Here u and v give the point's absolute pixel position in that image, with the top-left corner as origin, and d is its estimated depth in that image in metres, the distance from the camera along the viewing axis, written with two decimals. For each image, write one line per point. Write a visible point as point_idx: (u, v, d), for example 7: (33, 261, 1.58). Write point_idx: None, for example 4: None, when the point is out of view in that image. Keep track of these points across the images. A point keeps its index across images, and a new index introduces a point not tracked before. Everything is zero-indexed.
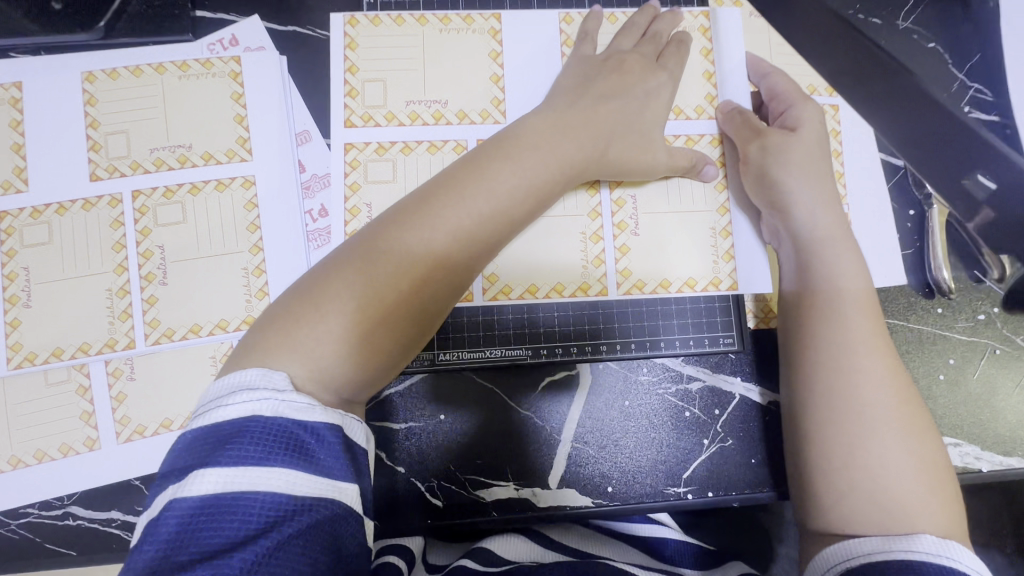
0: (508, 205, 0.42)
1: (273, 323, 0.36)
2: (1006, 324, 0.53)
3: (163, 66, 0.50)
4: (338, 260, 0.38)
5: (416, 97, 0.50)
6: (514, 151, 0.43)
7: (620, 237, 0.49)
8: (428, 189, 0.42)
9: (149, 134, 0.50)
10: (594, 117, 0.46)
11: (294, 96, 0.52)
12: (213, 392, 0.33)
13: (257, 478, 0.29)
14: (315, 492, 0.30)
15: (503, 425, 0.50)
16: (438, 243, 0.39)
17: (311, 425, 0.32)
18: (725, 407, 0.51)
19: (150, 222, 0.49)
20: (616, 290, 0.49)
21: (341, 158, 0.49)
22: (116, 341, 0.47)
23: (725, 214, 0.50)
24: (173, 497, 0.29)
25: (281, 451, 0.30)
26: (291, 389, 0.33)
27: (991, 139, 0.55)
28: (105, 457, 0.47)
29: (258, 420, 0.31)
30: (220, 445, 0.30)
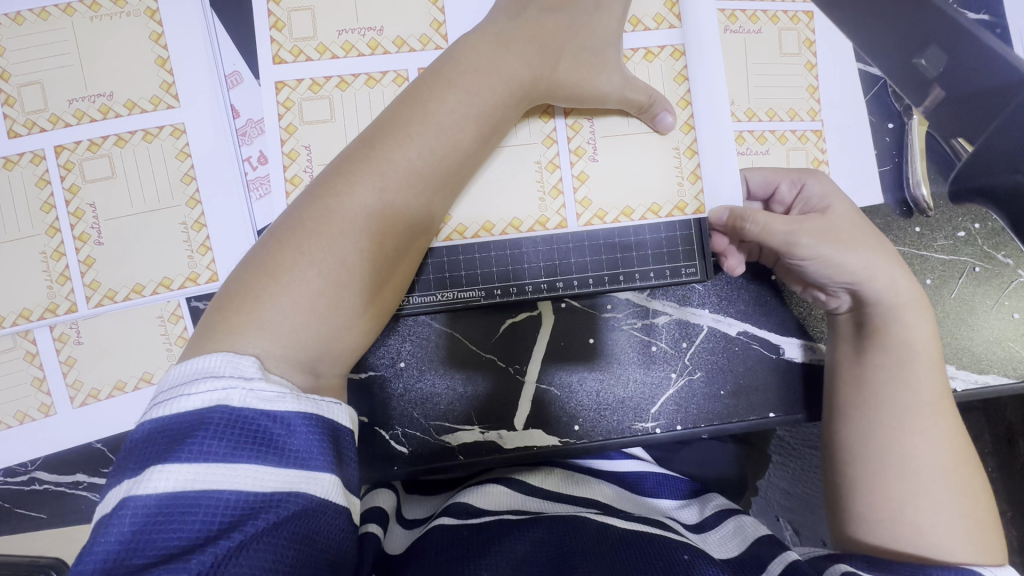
0: (454, 139, 0.39)
1: (228, 305, 0.33)
2: (986, 241, 0.51)
3: (71, 7, 0.46)
4: (291, 226, 0.35)
5: (349, 25, 0.44)
6: (453, 83, 0.39)
7: (577, 164, 0.46)
8: (372, 134, 0.38)
9: (66, 84, 0.46)
10: (539, 35, 0.41)
11: (219, 30, 0.48)
12: (171, 380, 0.29)
13: (223, 474, 0.26)
14: (291, 487, 0.28)
15: (476, 376, 0.49)
16: (392, 192, 0.37)
17: (283, 416, 0.29)
18: (692, 340, 0.49)
19: (77, 179, 0.46)
20: (577, 222, 0.46)
21: (273, 99, 0.44)
22: (58, 305, 0.45)
23: (689, 132, 0.47)
24: (124, 497, 0.26)
25: (252, 445, 0.27)
26: (260, 378, 0.29)
27: (982, 39, 0.51)
28: (61, 422, 0.46)
29: (222, 411, 0.28)
30: (180, 440, 0.27)
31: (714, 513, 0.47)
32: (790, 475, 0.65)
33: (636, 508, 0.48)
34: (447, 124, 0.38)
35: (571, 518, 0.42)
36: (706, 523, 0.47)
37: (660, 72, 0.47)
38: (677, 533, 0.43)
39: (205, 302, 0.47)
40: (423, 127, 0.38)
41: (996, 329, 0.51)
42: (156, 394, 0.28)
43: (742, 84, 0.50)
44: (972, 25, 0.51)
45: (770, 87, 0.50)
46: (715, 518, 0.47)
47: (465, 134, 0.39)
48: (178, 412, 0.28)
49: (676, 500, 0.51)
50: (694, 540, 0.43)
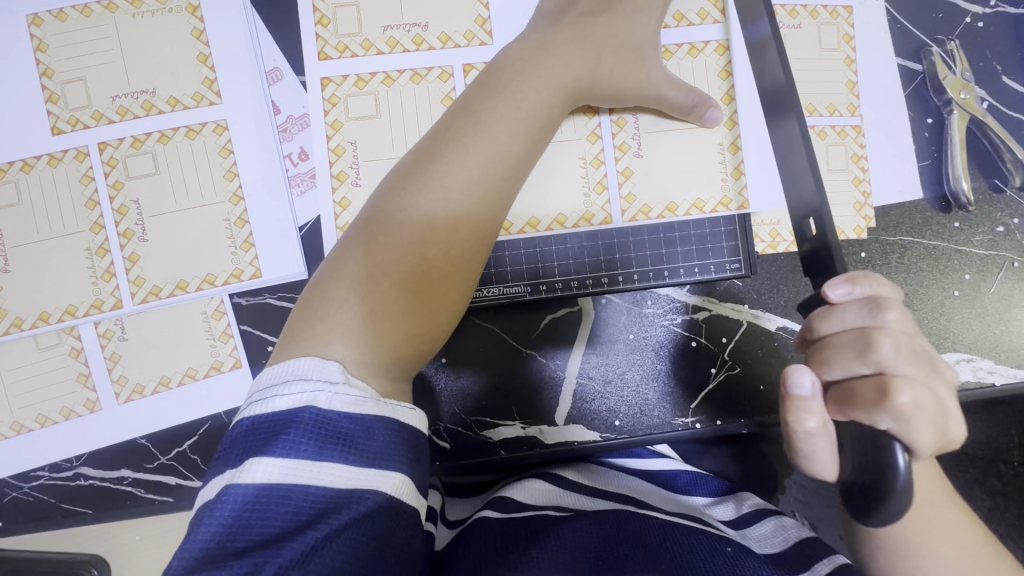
0: (509, 140, 0.39)
1: (311, 309, 0.36)
2: None
3: (114, 4, 0.46)
4: (360, 237, 0.37)
5: (394, 21, 0.44)
6: (507, 86, 0.40)
7: (622, 160, 0.46)
8: (428, 146, 0.39)
9: (109, 80, 0.46)
10: (582, 34, 0.42)
11: (261, 27, 0.48)
12: (265, 381, 0.33)
13: (312, 469, 0.29)
14: (370, 485, 0.30)
15: (518, 372, 0.49)
16: (451, 200, 0.37)
17: (363, 420, 0.31)
18: (732, 336, 0.49)
19: (121, 176, 0.46)
20: (621, 217, 0.47)
21: (319, 95, 0.44)
22: (103, 301, 0.46)
23: (733, 128, 0.47)
24: (227, 484, 0.29)
25: (337, 443, 0.30)
26: (343, 382, 0.32)
27: (1016, 35, 0.52)
28: (107, 417, 0.46)
29: (311, 412, 0.31)
30: (275, 437, 0.30)
31: (751, 513, 0.48)
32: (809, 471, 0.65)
33: (673, 503, 0.49)
34: (501, 130, 0.39)
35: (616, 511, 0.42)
36: (742, 521, 0.47)
37: (702, 66, 0.47)
38: (718, 529, 0.44)
39: (247, 299, 0.47)
40: (478, 134, 0.38)
41: None
42: (253, 393, 0.31)
43: None
44: (1007, 19, 0.52)
45: (810, 82, 0.50)
46: (751, 517, 0.48)
47: (517, 134, 0.39)
48: (273, 411, 0.31)
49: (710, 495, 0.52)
50: (734, 535, 0.44)
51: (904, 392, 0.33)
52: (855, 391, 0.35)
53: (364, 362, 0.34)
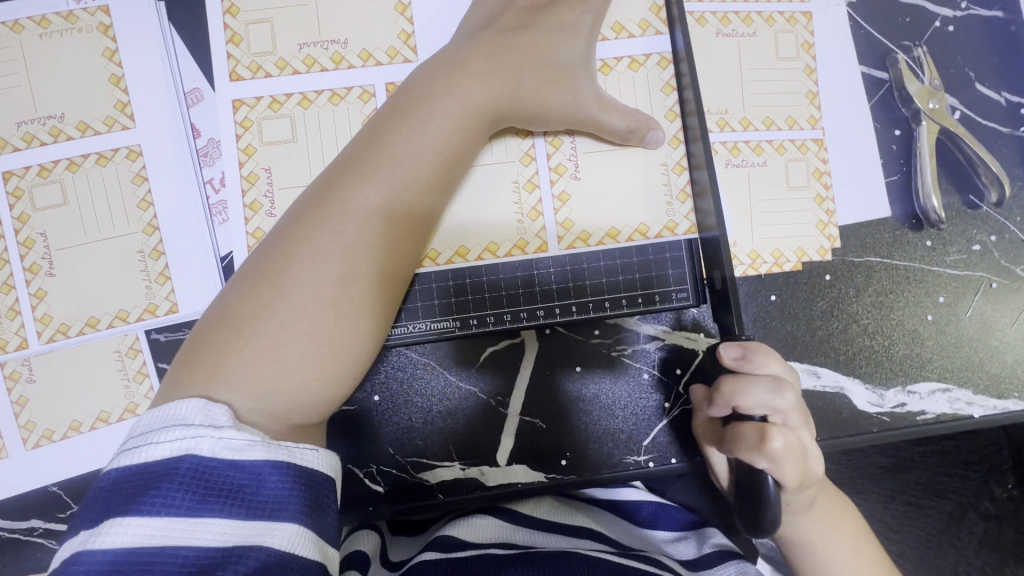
0: (422, 168, 0.36)
1: (195, 357, 0.32)
2: (1003, 254, 0.47)
3: (19, 25, 0.44)
4: (256, 276, 0.34)
5: (311, 38, 0.41)
6: (420, 107, 0.37)
7: (558, 183, 0.43)
8: (333, 174, 0.36)
9: (15, 105, 0.43)
10: (505, 50, 0.39)
11: (177, 46, 0.45)
12: (142, 428, 0.29)
13: (187, 526, 0.27)
14: (256, 539, 0.28)
15: (455, 410, 0.45)
16: (355, 234, 0.34)
17: (251, 467, 0.29)
18: (687, 367, 0.46)
19: (27, 207, 0.43)
20: (558, 245, 0.43)
21: (230, 119, 0.41)
22: (7, 341, 0.43)
23: (678, 146, 0.43)
24: (84, 548, 0.26)
25: (219, 495, 0.28)
26: (230, 426, 0.29)
27: (990, 39, 0.48)
28: (15, 465, 0.43)
29: (190, 461, 0.28)
30: (146, 491, 0.27)
31: (713, 552, 0.45)
32: None
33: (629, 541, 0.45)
34: (414, 157, 0.36)
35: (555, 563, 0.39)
36: (703, 563, 0.44)
37: (645, 79, 0.43)
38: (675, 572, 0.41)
39: (165, 334, 0.44)
40: (388, 161, 0.35)
41: (1015, 349, 0.48)
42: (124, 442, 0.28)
43: (736, 91, 0.46)
44: (979, 22, 0.48)
45: (766, 94, 0.47)
46: (713, 557, 0.45)
47: (429, 159, 0.36)
48: (146, 461, 0.28)
49: (670, 534, 0.49)
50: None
51: (778, 439, 0.35)
52: (739, 432, 0.36)
53: (253, 414, 0.31)
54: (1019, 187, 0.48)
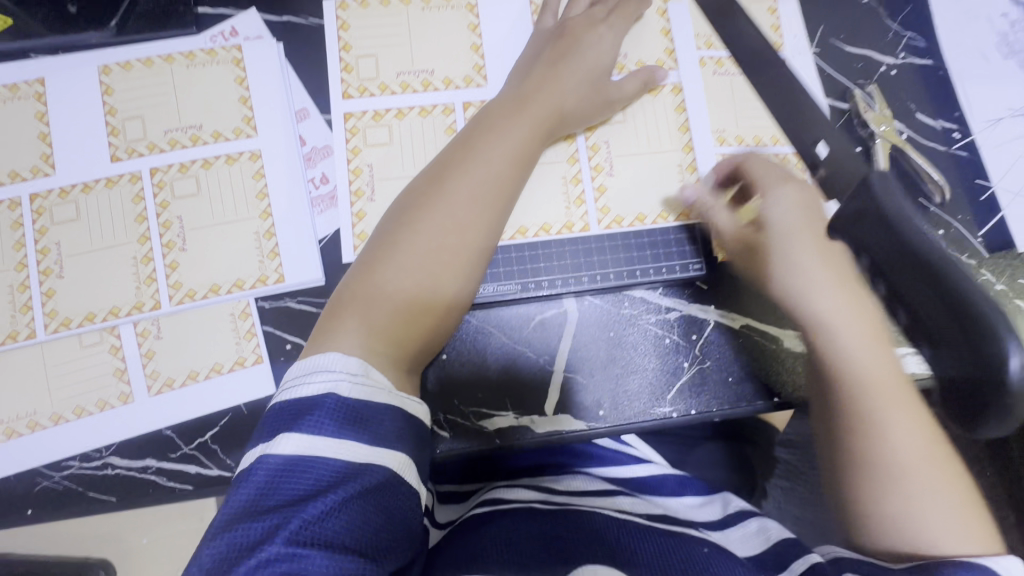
0: (501, 167, 0.47)
1: (338, 307, 0.42)
2: (952, 245, 0.58)
3: (172, 57, 0.56)
4: (381, 250, 0.44)
5: (406, 69, 0.55)
6: (500, 124, 0.49)
7: (597, 179, 0.56)
8: (436, 173, 0.48)
9: (163, 117, 0.55)
10: (553, 82, 0.53)
11: (292, 75, 0.57)
12: (295, 373, 0.37)
13: (333, 445, 0.33)
14: (379, 462, 0.34)
15: (512, 366, 0.55)
16: (461, 213, 0.45)
17: (377, 407, 0.36)
18: (701, 332, 0.55)
19: (168, 196, 0.53)
20: (598, 225, 0.55)
21: (342, 127, 0.55)
22: (143, 303, 0.52)
23: (690, 152, 0.57)
24: (262, 454, 0.33)
25: (356, 424, 0.34)
26: (361, 373, 0.37)
27: (927, 79, 0.62)
28: (139, 409, 0.51)
29: (334, 398, 0.35)
30: (302, 417, 0.34)
31: (736, 513, 0.53)
32: (798, 500, 0.74)
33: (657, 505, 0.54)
34: (496, 160, 0.47)
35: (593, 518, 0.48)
36: (729, 522, 0.51)
37: (660, 103, 0.57)
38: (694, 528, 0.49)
39: (270, 302, 0.53)
40: (477, 162, 0.47)
41: None
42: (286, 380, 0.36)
43: (732, 117, 0.58)
44: (915, 66, 0.62)
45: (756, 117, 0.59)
46: (736, 517, 0.52)
47: (510, 158, 0.48)
48: (300, 395, 0.35)
49: (696, 500, 0.57)
50: (716, 537, 0.48)
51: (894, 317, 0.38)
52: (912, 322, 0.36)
53: (386, 335, 0.41)
54: (959, 192, 0.59)
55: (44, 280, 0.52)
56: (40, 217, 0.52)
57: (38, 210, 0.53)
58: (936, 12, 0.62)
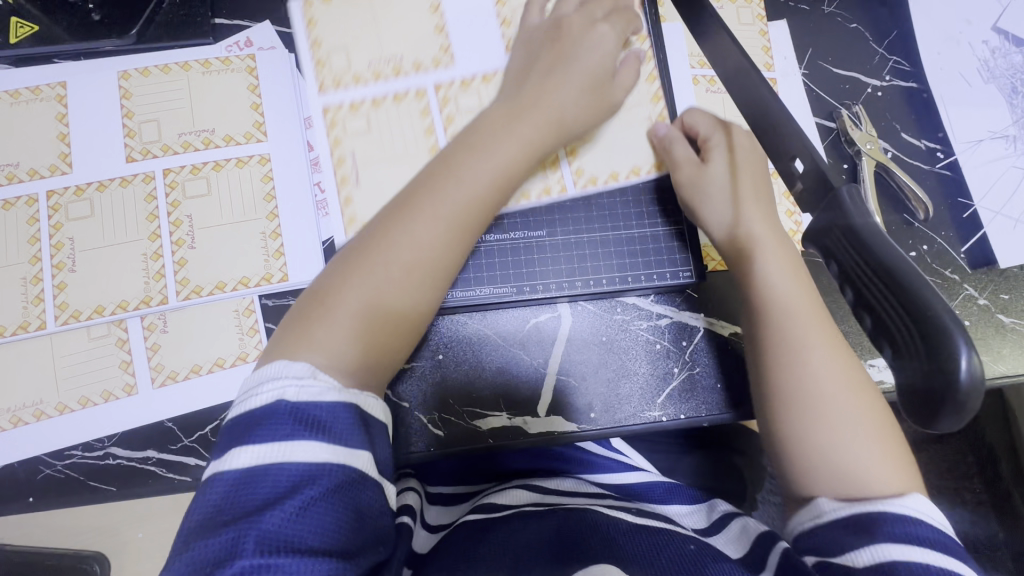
0: (483, 186, 0.46)
1: (300, 321, 0.41)
2: (936, 260, 0.60)
3: (188, 64, 0.58)
4: (347, 267, 0.43)
5: (378, 56, 0.57)
6: (484, 144, 0.48)
7: (567, 145, 0.57)
8: (409, 191, 0.46)
9: (178, 121, 0.57)
10: (552, 89, 0.51)
11: (302, 84, 0.60)
12: (249, 384, 0.38)
13: (284, 450, 0.34)
14: (332, 462, 0.35)
15: (507, 368, 0.56)
16: (429, 239, 0.44)
17: (324, 406, 0.36)
18: (691, 340, 0.57)
19: (179, 196, 0.55)
20: (571, 185, 0.56)
21: (321, 119, 0.55)
22: (151, 298, 0.53)
23: (660, 102, 0.58)
24: (218, 470, 0.35)
25: (304, 428, 0.35)
26: (309, 377, 0.37)
27: (911, 101, 0.64)
28: (142, 401, 0.52)
29: (282, 404, 0.36)
30: (252, 428, 0.35)
31: (721, 517, 0.53)
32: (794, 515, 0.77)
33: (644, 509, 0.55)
34: (478, 180, 0.46)
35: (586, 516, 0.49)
36: (716, 526, 0.52)
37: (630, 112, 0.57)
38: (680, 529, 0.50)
39: (274, 300, 0.55)
40: (455, 180, 0.45)
41: None
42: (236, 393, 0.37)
43: None
44: (900, 89, 0.65)
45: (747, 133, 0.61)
46: (722, 521, 0.53)
47: (490, 180, 0.46)
48: (251, 406, 0.36)
49: (685, 505, 0.58)
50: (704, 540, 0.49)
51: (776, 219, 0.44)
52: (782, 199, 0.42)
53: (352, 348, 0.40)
54: (942, 209, 0.62)
55: (56, 273, 0.53)
56: (56, 213, 0.55)
57: (55, 206, 0.55)
58: (921, 38, 0.65)
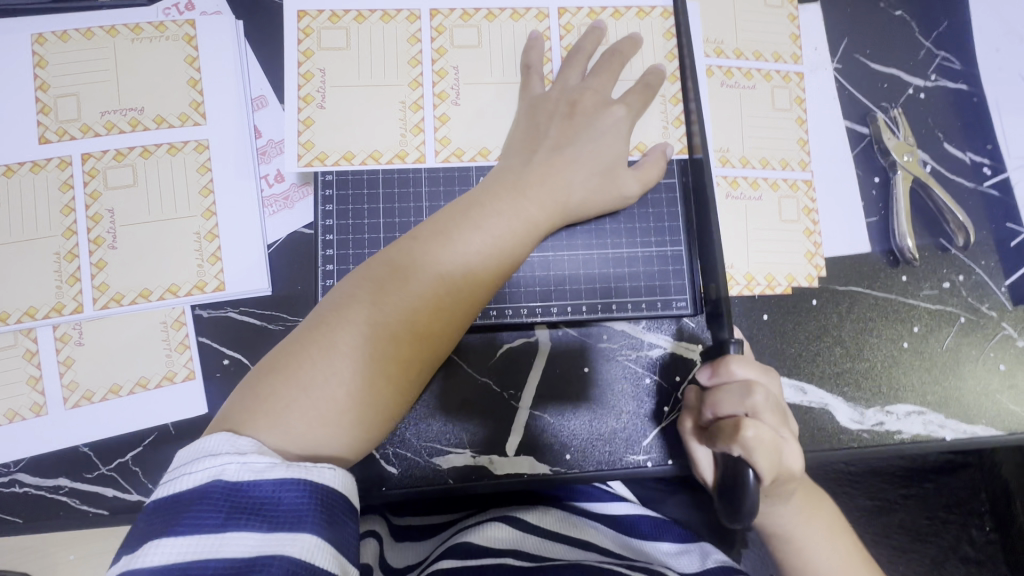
0: (476, 267, 0.39)
1: (248, 401, 0.34)
2: (971, 292, 0.52)
3: (115, 29, 0.50)
4: (310, 340, 0.36)
5: None
6: (477, 216, 0.41)
7: (567, 38, 0.50)
8: (394, 251, 0.39)
9: (101, 96, 0.49)
10: (562, 168, 0.44)
11: (250, 58, 0.51)
12: (183, 461, 0.32)
13: (214, 541, 0.28)
14: (274, 552, 0.28)
15: (471, 400, 0.49)
16: (420, 321, 0.37)
17: (269, 487, 0.30)
18: (685, 374, 0.50)
19: (100, 185, 0.48)
20: (560, 42, 0.50)
21: (295, 27, 0.48)
22: (64, 305, 0.46)
23: (676, 82, 0.50)
24: (129, 566, 0.28)
25: (242, 513, 0.29)
26: (254, 451, 0.31)
27: (956, 106, 0.55)
28: (53, 422, 0.46)
29: (217, 485, 0.29)
30: (178, 514, 0.29)
31: (717, 567, 0.48)
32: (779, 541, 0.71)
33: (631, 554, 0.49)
34: (470, 259, 0.39)
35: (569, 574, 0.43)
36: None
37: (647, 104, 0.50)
38: None
39: (208, 311, 0.48)
40: (444, 255, 0.39)
41: (981, 380, 0.51)
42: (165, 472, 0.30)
43: (737, 134, 0.53)
44: (947, 91, 0.56)
45: (763, 137, 0.53)
46: (718, 573, 0.47)
47: (481, 250, 0.40)
48: (179, 489, 0.30)
49: (674, 545, 0.53)
50: None
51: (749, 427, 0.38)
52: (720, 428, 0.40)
53: (315, 429, 0.34)
54: (984, 235, 0.53)
55: None
56: None
57: None
58: (976, 32, 0.56)
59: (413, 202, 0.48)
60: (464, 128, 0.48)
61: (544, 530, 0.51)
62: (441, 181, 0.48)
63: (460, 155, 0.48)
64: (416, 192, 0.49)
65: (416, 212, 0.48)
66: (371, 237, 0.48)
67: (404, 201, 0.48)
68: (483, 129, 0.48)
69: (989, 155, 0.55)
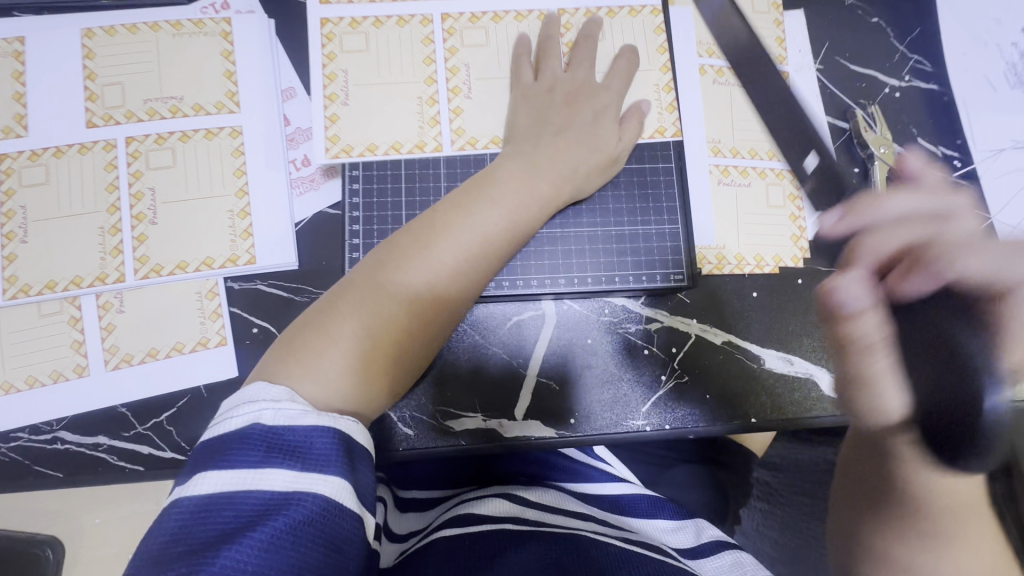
0: (490, 238, 0.44)
1: (281, 353, 0.38)
2: None
3: (157, 25, 0.54)
4: (336, 298, 0.40)
5: None
6: (490, 193, 0.45)
7: (569, 36, 0.55)
8: (414, 223, 0.44)
9: (144, 86, 0.53)
10: (568, 153, 0.48)
11: (280, 53, 0.56)
12: (223, 407, 0.35)
13: (254, 476, 0.31)
14: (308, 490, 0.32)
15: (485, 368, 0.53)
16: (438, 282, 0.41)
17: (303, 432, 0.33)
18: (681, 346, 0.54)
19: (142, 166, 0.52)
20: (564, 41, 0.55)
21: (323, 25, 0.53)
22: (107, 275, 0.50)
23: (668, 72, 0.55)
24: (177, 496, 0.31)
25: (279, 454, 0.32)
26: (288, 399, 0.34)
27: (928, 105, 0.60)
28: (94, 384, 0.49)
29: (256, 428, 0.33)
30: (222, 453, 0.32)
31: (709, 542, 0.51)
32: None
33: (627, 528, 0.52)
34: (485, 231, 0.43)
35: (571, 537, 0.46)
36: (701, 551, 0.50)
37: (644, 97, 0.54)
38: (668, 553, 0.48)
39: (240, 283, 0.52)
40: (460, 226, 0.43)
41: None
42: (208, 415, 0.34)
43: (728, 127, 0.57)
44: (920, 91, 0.61)
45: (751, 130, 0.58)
46: (710, 547, 0.51)
47: (494, 223, 0.44)
48: (221, 431, 0.33)
49: (669, 522, 0.56)
50: (694, 567, 0.47)
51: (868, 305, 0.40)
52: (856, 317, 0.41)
53: (345, 377, 0.38)
54: None
55: (6, 244, 0.50)
56: (9, 178, 0.51)
57: (7, 171, 0.51)
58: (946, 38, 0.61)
59: (432, 181, 0.53)
60: (477, 118, 0.53)
61: (544, 504, 0.54)
62: (458, 166, 0.53)
63: (473, 143, 0.52)
64: (434, 173, 0.53)
65: (434, 191, 0.53)
66: (393, 214, 0.53)
67: (422, 182, 0.53)
68: (495, 119, 0.53)
69: (959, 150, 0.59)
